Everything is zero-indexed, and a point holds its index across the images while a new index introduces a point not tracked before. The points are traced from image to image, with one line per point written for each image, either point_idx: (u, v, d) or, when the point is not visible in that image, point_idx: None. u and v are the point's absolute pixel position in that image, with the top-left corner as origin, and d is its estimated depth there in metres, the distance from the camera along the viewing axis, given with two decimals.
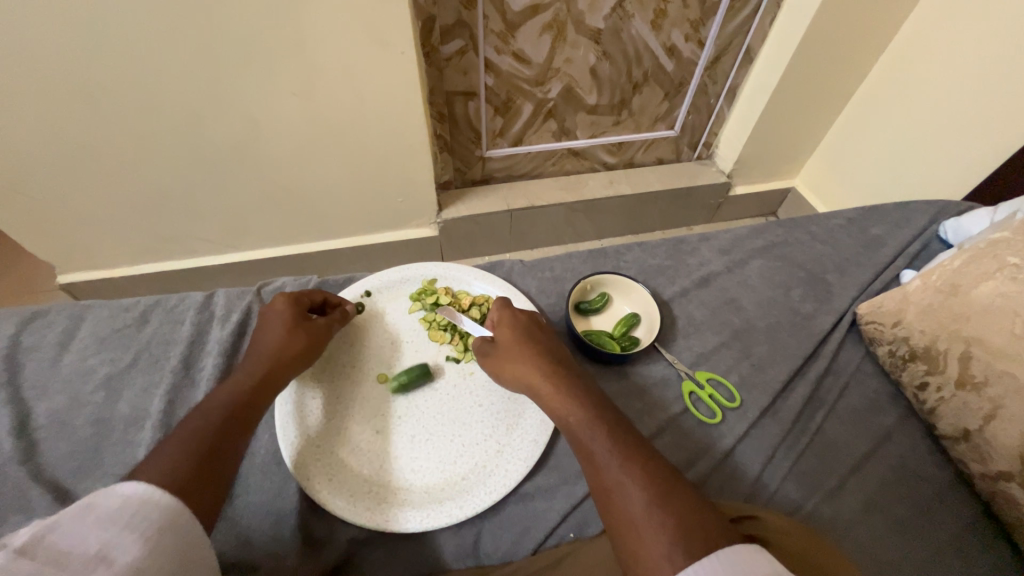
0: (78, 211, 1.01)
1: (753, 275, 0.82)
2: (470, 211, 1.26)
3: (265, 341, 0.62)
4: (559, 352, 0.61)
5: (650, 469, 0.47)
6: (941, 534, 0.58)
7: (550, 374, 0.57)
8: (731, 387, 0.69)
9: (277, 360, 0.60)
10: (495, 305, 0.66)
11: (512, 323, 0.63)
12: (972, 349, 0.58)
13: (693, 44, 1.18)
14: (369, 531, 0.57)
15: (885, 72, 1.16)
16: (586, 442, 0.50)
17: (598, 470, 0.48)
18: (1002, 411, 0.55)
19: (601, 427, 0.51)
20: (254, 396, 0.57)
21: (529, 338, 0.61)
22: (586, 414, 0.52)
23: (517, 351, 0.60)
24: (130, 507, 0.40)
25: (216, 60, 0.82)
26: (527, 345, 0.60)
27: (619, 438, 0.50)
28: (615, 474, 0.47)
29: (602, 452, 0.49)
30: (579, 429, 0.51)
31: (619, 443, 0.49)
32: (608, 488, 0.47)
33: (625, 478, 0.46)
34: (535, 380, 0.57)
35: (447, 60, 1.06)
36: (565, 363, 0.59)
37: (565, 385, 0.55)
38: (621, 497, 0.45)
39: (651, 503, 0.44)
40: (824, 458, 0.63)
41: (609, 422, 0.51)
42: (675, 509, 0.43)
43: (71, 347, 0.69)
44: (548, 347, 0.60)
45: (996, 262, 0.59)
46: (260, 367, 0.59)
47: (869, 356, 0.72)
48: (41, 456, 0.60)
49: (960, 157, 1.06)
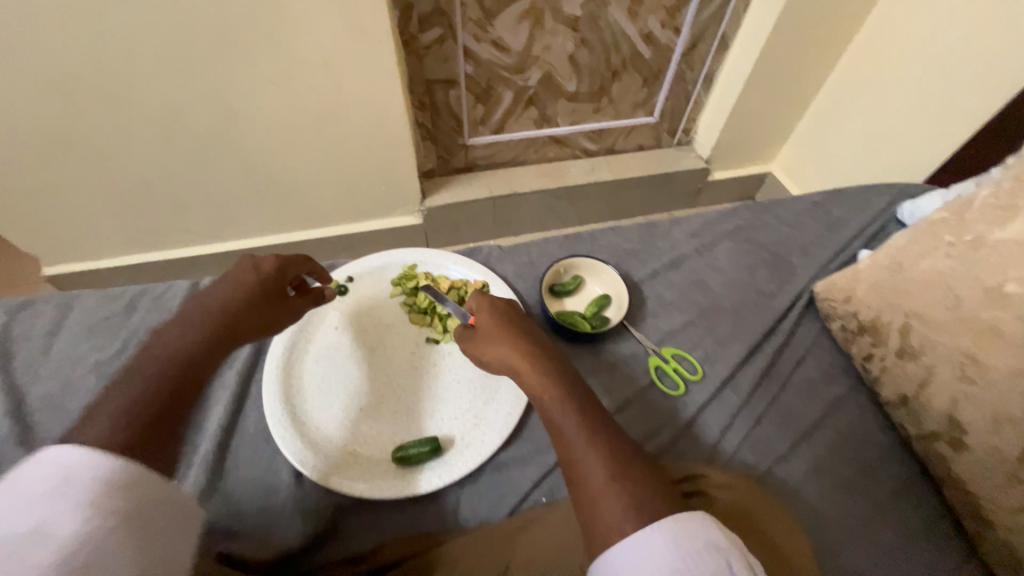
0: (62, 202, 1.02)
1: (721, 257, 0.86)
2: (454, 199, 1.28)
3: (225, 293, 0.55)
4: (535, 335, 0.62)
5: (613, 446, 0.50)
6: (879, 490, 0.63)
7: (526, 354, 0.58)
8: (695, 361, 0.73)
9: (241, 315, 0.54)
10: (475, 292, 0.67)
11: (491, 309, 0.64)
12: (911, 321, 0.62)
13: (670, 31, 1.20)
14: (353, 500, 0.61)
15: (857, 56, 1.19)
16: (558, 420, 0.52)
17: (566, 447, 0.51)
18: (934, 377, 0.60)
19: (572, 407, 0.53)
20: (212, 355, 0.50)
21: (508, 322, 0.62)
22: (559, 394, 0.54)
23: (497, 335, 0.61)
24: (76, 475, 0.36)
25: (194, 48, 0.82)
26: (506, 328, 0.61)
27: (588, 417, 0.52)
28: (582, 450, 0.50)
29: (573, 430, 0.51)
30: (550, 408, 0.53)
31: (588, 421, 0.52)
32: (574, 464, 0.50)
33: (592, 456, 0.49)
34: (512, 360, 0.58)
35: (427, 47, 1.07)
36: (540, 344, 0.60)
37: (541, 367, 0.56)
38: (586, 471, 0.48)
39: (612, 478, 0.47)
40: (779, 425, 0.68)
41: (581, 404, 0.53)
42: (634, 483, 0.47)
43: (61, 335, 0.72)
44: (524, 329, 0.62)
45: (935, 241, 0.63)
46: (221, 320, 0.52)
47: (825, 330, 0.77)
48: (38, 437, 0.63)
49: (923, 141, 1.11)
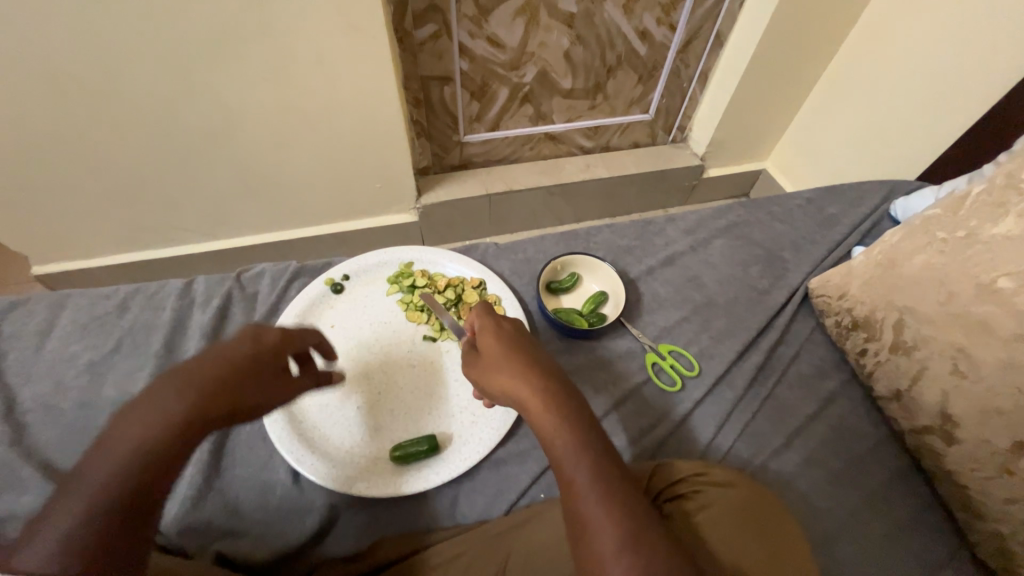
0: (53, 200, 1.01)
1: (717, 253, 0.86)
2: (450, 196, 1.28)
3: (205, 371, 0.47)
4: (552, 366, 0.56)
5: (631, 508, 0.45)
6: (873, 484, 0.64)
7: (542, 390, 0.52)
8: (691, 357, 0.73)
9: (214, 400, 0.46)
10: (486, 311, 0.60)
11: (504, 331, 0.57)
12: (904, 316, 0.63)
13: (665, 28, 1.20)
14: (351, 499, 0.61)
15: (850, 54, 1.20)
16: (573, 469, 0.47)
17: (573, 496, 0.46)
18: (927, 371, 0.60)
19: (591, 454, 0.48)
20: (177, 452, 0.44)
21: (523, 348, 0.56)
22: (576, 438, 0.49)
23: (503, 361, 0.55)
24: None
25: (186, 44, 0.81)
26: (522, 355, 0.55)
27: (606, 467, 0.47)
28: (594, 509, 0.45)
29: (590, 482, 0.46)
30: (563, 455, 0.48)
31: (606, 473, 0.47)
32: (582, 518, 0.45)
33: (603, 514, 0.44)
34: (525, 395, 0.52)
35: (422, 44, 1.06)
36: (557, 378, 0.54)
37: (553, 405, 0.51)
38: (597, 535, 0.44)
39: (624, 542, 0.43)
40: (774, 420, 0.68)
41: (594, 449, 0.48)
42: (648, 555, 0.42)
43: (53, 334, 0.71)
44: (539, 358, 0.55)
45: (927, 237, 0.63)
46: (188, 409, 0.45)
47: (819, 326, 0.78)
48: (30, 437, 0.62)
49: (915, 139, 1.12)
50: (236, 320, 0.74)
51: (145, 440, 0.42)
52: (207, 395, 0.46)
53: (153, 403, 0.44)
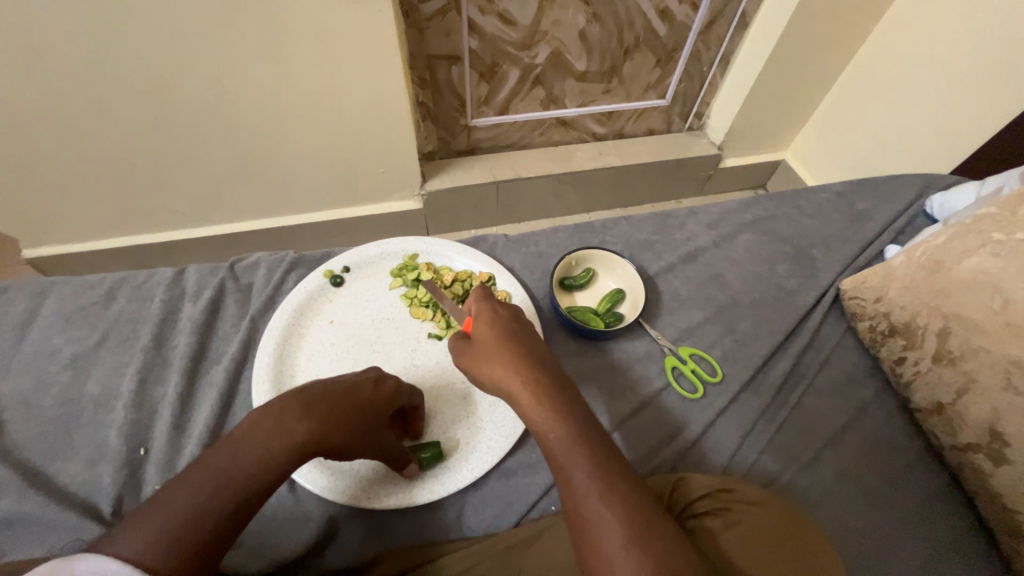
0: (40, 181, 0.96)
1: (741, 250, 0.81)
2: (456, 183, 1.22)
3: (332, 395, 0.49)
4: (544, 355, 0.53)
5: (632, 500, 0.42)
6: (907, 502, 0.60)
7: (533, 378, 0.49)
8: (714, 362, 0.69)
9: (334, 429, 0.47)
10: (476, 299, 0.58)
11: (497, 318, 0.55)
12: (951, 324, 0.58)
13: (687, 6, 1.12)
14: (352, 508, 0.57)
15: (881, 38, 1.11)
16: (570, 461, 0.44)
17: (572, 492, 0.43)
18: (975, 386, 0.56)
19: (587, 444, 0.45)
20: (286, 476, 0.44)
21: (514, 335, 0.53)
22: (572, 428, 0.46)
23: (496, 351, 0.52)
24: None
25: (175, 15, 0.75)
26: (514, 342, 0.52)
27: (603, 458, 0.45)
28: (593, 502, 0.42)
29: (588, 474, 0.43)
30: (558, 447, 0.45)
31: (604, 463, 0.44)
32: (582, 516, 0.42)
33: (604, 509, 0.41)
34: (517, 383, 0.49)
35: (428, 19, 0.99)
36: (550, 366, 0.52)
37: (549, 397, 0.48)
38: (597, 529, 0.41)
39: (629, 538, 0.40)
40: (802, 431, 0.64)
41: (592, 441, 0.46)
42: (656, 548, 0.39)
43: (34, 326, 0.67)
44: (531, 347, 0.53)
45: (980, 238, 0.58)
46: (310, 432, 0.46)
47: (850, 330, 0.73)
48: (9, 436, 0.59)
49: (950, 131, 1.04)
50: (230, 313, 0.70)
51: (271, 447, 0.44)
52: (330, 423, 0.47)
53: (284, 411, 0.46)
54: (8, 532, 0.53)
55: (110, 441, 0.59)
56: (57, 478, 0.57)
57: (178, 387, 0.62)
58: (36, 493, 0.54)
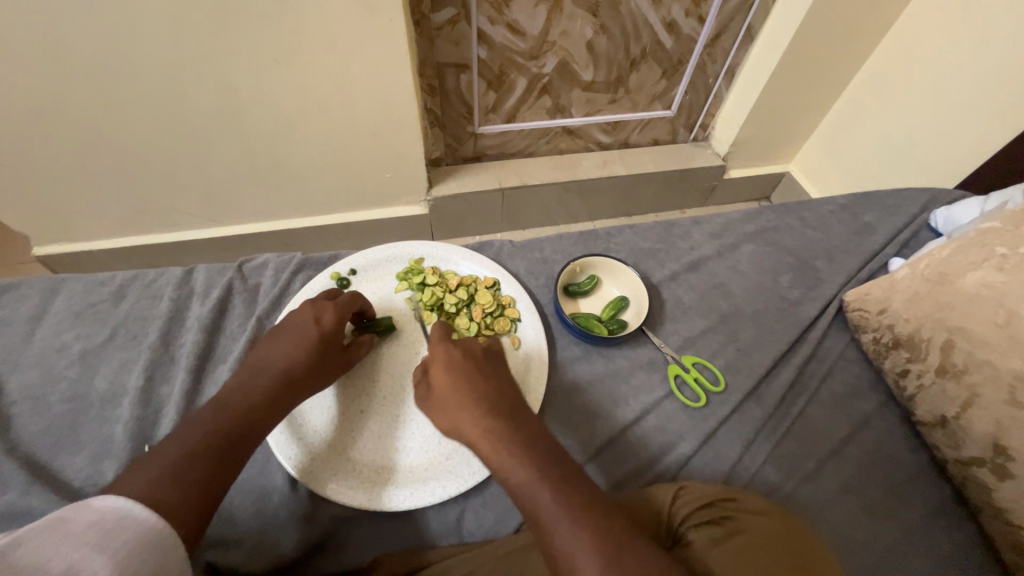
0: (54, 180, 0.98)
1: (744, 260, 0.81)
2: (461, 189, 1.23)
3: (289, 352, 0.55)
4: (500, 392, 0.50)
5: (604, 522, 0.42)
6: (910, 515, 0.60)
7: (487, 423, 0.47)
8: (717, 371, 0.69)
9: (299, 378, 0.54)
10: (433, 342, 0.56)
11: (448, 360, 0.52)
12: (954, 338, 0.58)
13: (694, 19, 1.14)
14: (354, 510, 0.58)
15: (886, 54, 1.13)
16: (533, 510, 0.43)
17: (542, 527, 0.42)
18: (979, 400, 0.55)
19: (547, 490, 0.43)
20: (269, 411, 0.51)
21: (465, 376, 0.50)
22: (530, 474, 0.44)
23: (450, 387, 0.50)
24: (114, 519, 0.37)
25: (193, 20, 0.77)
26: (465, 385, 0.50)
27: (568, 500, 0.42)
28: (564, 533, 0.41)
29: (551, 521, 0.42)
30: (521, 482, 0.44)
31: (568, 508, 0.42)
32: (555, 550, 0.41)
33: (578, 538, 0.41)
34: (473, 430, 0.47)
35: (438, 28, 1.01)
36: (505, 405, 0.49)
37: (509, 428, 0.47)
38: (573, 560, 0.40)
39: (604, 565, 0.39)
40: (805, 441, 0.64)
41: (557, 467, 0.45)
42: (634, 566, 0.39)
43: (45, 322, 0.67)
44: (486, 377, 0.51)
45: (984, 252, 0.58)
46: (276, 379, 0.53)
47: (853, 341, 0.73)
48: (16, 430, 0.59)
49: (954, 147, 1.05)
50: (237, 314, 0.71)
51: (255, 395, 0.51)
52: (292, 376, 0.54)
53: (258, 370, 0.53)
54: (10, 526, 0.53)
55: (115, 438, 0.59)
56: (62, 473, 0.57)
57: (183, 386, 0.62)
58: (41, 487, 0.55)
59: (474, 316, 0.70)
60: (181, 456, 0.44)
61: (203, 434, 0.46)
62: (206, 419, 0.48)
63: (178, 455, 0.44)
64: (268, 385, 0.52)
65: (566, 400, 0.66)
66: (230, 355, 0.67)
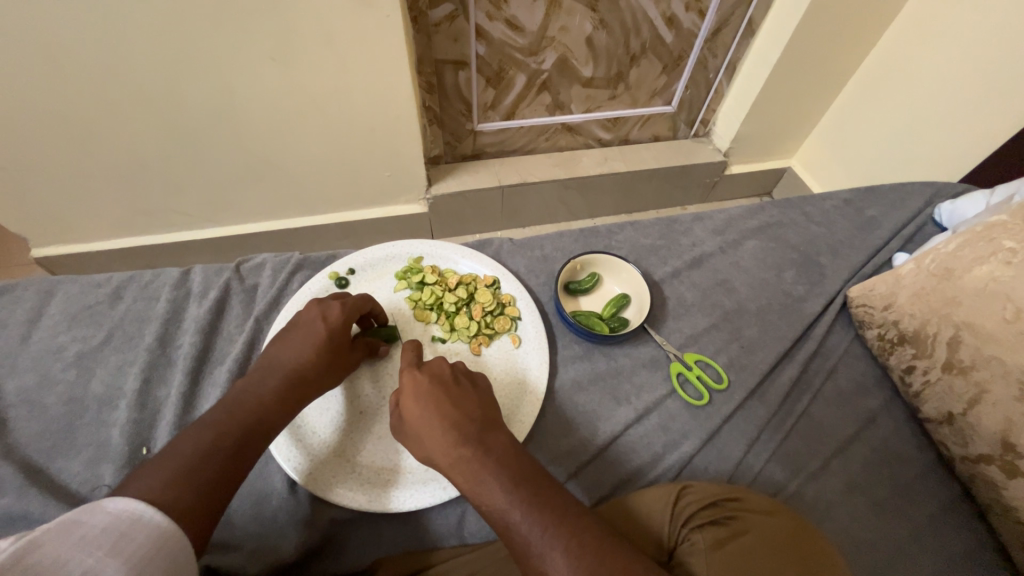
0: (50, 181, 0.97)
1: (747, 257, 0.80)
2: (460, 187, 1.22)
3: (295, 353, 0.55)
4: (467, 415, 0.48)
5: (577, 530, 0.42)
6: (917, 515, 0.59)
7: (453, 453, 0.46)
8: (719, 368, 0.68)
9: (306, 379, 0.54)
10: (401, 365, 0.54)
11: (411, 387, 0.50)
12: (961, 333, 0.57)
13: (694, 14, 1.12)
14: (353, 512, 0.57)
15: (889, 46, 1.11)
16: (505, 536, 0.43)
17: (515, 541, 0.42)
18: (987, 396, 0.55)
19: (516, 516, 0.43)
20: (277, 412, 0.51)
21: (427, 403, 0.49)
22: (499, 501, 0.44)
23: (415, 411, 0.49)
24: (126, 522, 0.36)
25: (186, 18, 0.76)
26: (429, 413, 0.48)
27: (538, 524, 0.42)
28: (537, 546, 0.41)
29: (522, 547, 0.42)
30: (492, 500, 0.44)
31: (538, 532, 0.42)
32: (531, 562, 0.41)
33: (551, 549, 0.41)
34: (441, 461, 0.47)
35: (436, 25, 1.00)
36: (471, 430, 0.47)
37: (476, 448, 0.46)
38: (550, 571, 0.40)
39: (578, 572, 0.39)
40: (809, 439, 0.63)
41: (528, 481, 0.45)
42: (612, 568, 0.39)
43: (41, 324, 0.67)
44: (454, 394, 0.50)
45: (991, 246, 0.57)
46: (284, 380, 0.53)
47: (858, 338, 0.72)
48: (13, 433, 0.59)
49: (958, 140, 1.03)
50: (235, 314, 0.70)
51: (262, 396, 0.51)
52: (300, 377, 0.54)
53: (266, 372, 0.53)
54: (8, 530, 0.52)
55: (113, 440, 0.59)
56: (60, 476, 0.57)
57: (181, 388, 0.62)
58: (39, 490, 0.55)
59: (473, 315, 0.69)
60: (190, 458, 0.43)
61: (212, 436, 0.46)
62: (216, 421, 0.47)
63: (188, 456, 0.43)
64: (277, 386, 0.52)
65: (566, 400, 0.65)
66: (228, 356, 0.66)
